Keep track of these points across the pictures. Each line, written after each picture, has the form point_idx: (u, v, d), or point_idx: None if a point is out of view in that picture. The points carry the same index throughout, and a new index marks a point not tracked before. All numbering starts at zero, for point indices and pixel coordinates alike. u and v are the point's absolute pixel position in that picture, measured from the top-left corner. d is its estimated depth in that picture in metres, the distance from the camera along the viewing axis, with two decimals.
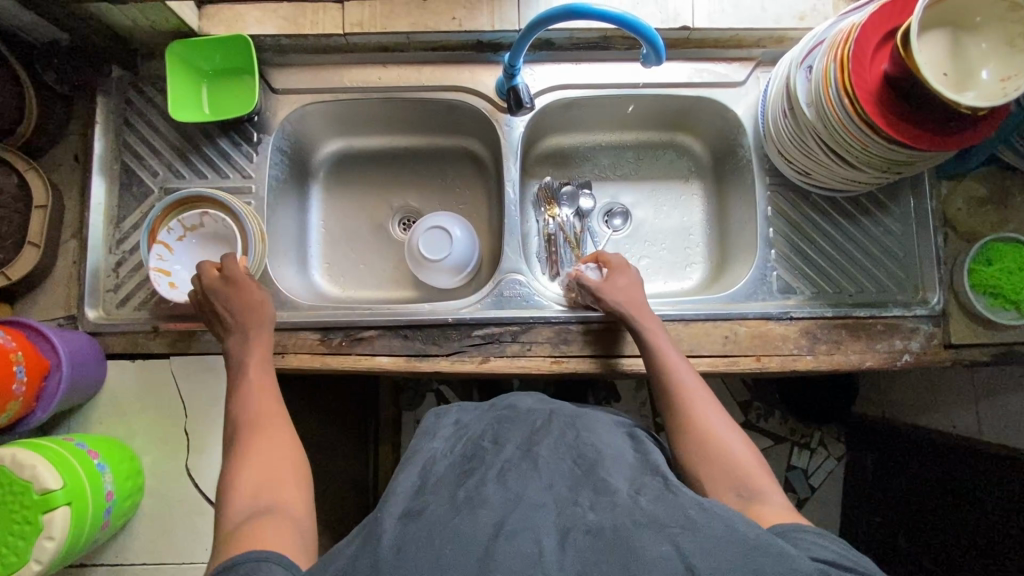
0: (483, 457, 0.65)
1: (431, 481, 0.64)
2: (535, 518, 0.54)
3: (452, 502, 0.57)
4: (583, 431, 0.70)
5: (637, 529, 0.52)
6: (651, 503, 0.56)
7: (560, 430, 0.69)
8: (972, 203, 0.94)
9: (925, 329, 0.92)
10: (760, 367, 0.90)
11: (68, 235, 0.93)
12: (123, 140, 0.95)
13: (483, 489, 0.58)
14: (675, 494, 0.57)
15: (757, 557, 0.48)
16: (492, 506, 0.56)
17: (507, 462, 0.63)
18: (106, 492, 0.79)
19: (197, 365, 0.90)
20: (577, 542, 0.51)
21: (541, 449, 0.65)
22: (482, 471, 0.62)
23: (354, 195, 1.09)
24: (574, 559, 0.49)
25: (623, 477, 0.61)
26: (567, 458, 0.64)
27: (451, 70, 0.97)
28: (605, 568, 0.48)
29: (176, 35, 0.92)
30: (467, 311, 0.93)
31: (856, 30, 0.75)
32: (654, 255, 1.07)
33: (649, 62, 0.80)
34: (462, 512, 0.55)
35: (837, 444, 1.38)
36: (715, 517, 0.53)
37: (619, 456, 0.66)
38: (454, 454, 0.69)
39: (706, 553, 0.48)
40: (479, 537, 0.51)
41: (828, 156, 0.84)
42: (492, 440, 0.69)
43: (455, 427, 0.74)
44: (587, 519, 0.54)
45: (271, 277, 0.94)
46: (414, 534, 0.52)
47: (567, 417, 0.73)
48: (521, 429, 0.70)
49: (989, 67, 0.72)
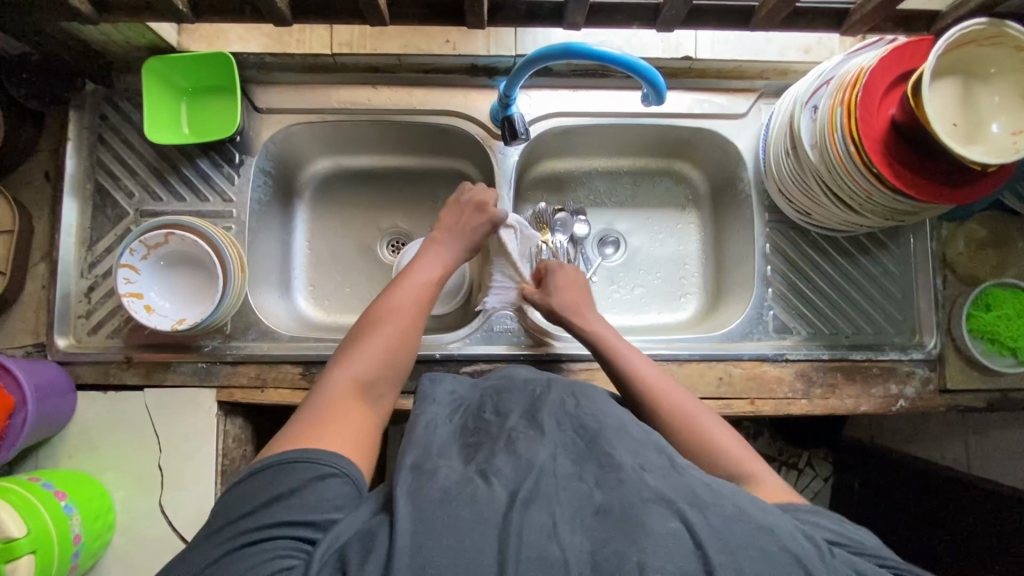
0: (490, 429, 0.61)
1: (435, 443, 0.58)
2: (548, 487, 0.50)
3: (462, 472, 0.53)
4: (584, 401, 0.64)
5: (644, 505, 0.48)
6: (659, 480, 0.51)
7: (561, 398, 0.64)
8: (972, 246, 0.92)
9: (921, 374, 0.91)
10: (754, 411, 0.89)
11: (38, 258, 0.88)
12: (96, 158, 0.91)
13: (493, 461, 0.54)
14: (681, 472, 0.52)
15: (764, 537, 0.46)
16: (505, 475, 0.52)
17: (514, 431, 0.58)
18: (74, 536, 0.75)
19: (172, 398, 0.86)
20: (587, 524, 0.47)
21: (546, 417, 0.60)
22: (489, 445, 0.58)
23: (340, 215, 1.04)
24: (584, 538, 0.46)
25: (629, 448, 0.55)
26: (569, 428, 0.59)
27: (444, 94, 0.94)
28: (615, 546, 0.45)
29: (154, 52, 0.88)
30: (454, 347, 0.89)
31: (866, 74, 0.72)
32: (649, 284, 1.04)
33: (649, 101, 0.78)
34: (473, 481, 0.51)
35: (825, 465, 1.29)
36: (722, 496, 0.50)
37: (624, 423, 0.60)
38: (456, 422, 0.64)
39: (714, 531, 0.46)
40: (491, 508, 0.48)
41: (829, 200, 0.82)
42: (493, 411, 0.64)
43: (452, 393, 0.69)
44: (595, 499, 0.49)
45: (252, 306, 0.91)
46: (428, 500, 0.48)
47: (565, 385, 0.67)
48: (521, 400, 0.65)
49: (999, 121, 0.70)
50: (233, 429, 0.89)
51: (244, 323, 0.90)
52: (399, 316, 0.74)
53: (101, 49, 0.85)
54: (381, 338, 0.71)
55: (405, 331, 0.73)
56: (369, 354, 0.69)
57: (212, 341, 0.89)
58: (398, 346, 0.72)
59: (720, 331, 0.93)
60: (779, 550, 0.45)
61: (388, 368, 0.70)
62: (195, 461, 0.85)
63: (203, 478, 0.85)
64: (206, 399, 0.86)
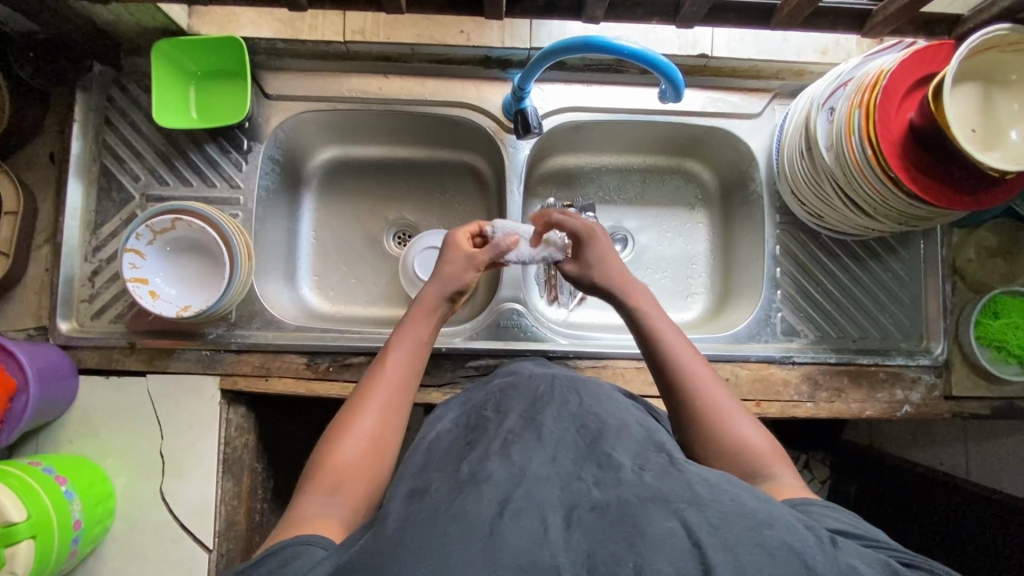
0: (486, 428, 0.62)
1: (436, 459, 0.59)
2: (540, 494, 0.49)
3: (457, 480, 0.52)
4: (587, 398, 0.66)
5: (641, 505, 0.46)
6: (657, 479, 0.50)
7: (564, 396, 0.66)
8: (983, 253, 0.91)
9: (927, 380, 0.90)
10: (760, 412, 0.88)
11: (41, 240, 0.87)
12: (103, 141, 0.89)
13: (486, 465, 0.54)
14: (681, 470, 0.51)
15: (763, 531, 0.43)
16: (495, 482, 0.51)
17: (510, 433, 0.59)
18: (74, 521, 0.74)
19: (177, 385, 0.85)
20: (583, 521, 0.46)
21: (545, 419, 0.61)
22: (484, 443, 0.58)
23: (347, 205, 1.03)
24: (580, 538, 0.45)
25: (629, 449, 0.56)
26: (571, 427, 0.60)
27: (456, 85, 0.93)
28: (612, 548, 0.43)
29: (163, 34, 0.87)
30: (461, 340, 0.89)
31: (886, 76, 0.71)
32: (656, 283, 1.03)
33: (666, 97, 0.77)
34: (465, 489, 0.50)
35: (822, 468, 1.28)
36: (720, 491, 0.48)
37: (626, 425, 0.61)
38: (459, 428, 0.65)
39: (713, 528, 0.43)
40: (482, 515, 0.46)
41: (841, 203, 0.81)
42: (494, 409, 0.66)
43: (461, 404, 0.70)
44: (593, 496, 0.49)
45: (258, 295, 0.90)
46: (416, 518, 0.47)
47: (568, 382, 0.70)
48: (523, 398, 0.66)
49: (1018, 128, 0.69)
50: (236, 418, 0.89)
51: (248, 312, 0.89)
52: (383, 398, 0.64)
53: (110, 30, 0.84)
54: (361, 428, 0.61)
55: (387, 417, 0.64)
56: (349, 447, 0.60)
57: (216, 329, 0.88)
58: (383, 432, 0.62)
59: (727, 332, 0.92)
60: (780, 546, 0.42)
61: (378, 454, 0.61)
62: (198, 448, 0.84)
63: (205, 467, 0.84)
64: (209, 387, 0.86)
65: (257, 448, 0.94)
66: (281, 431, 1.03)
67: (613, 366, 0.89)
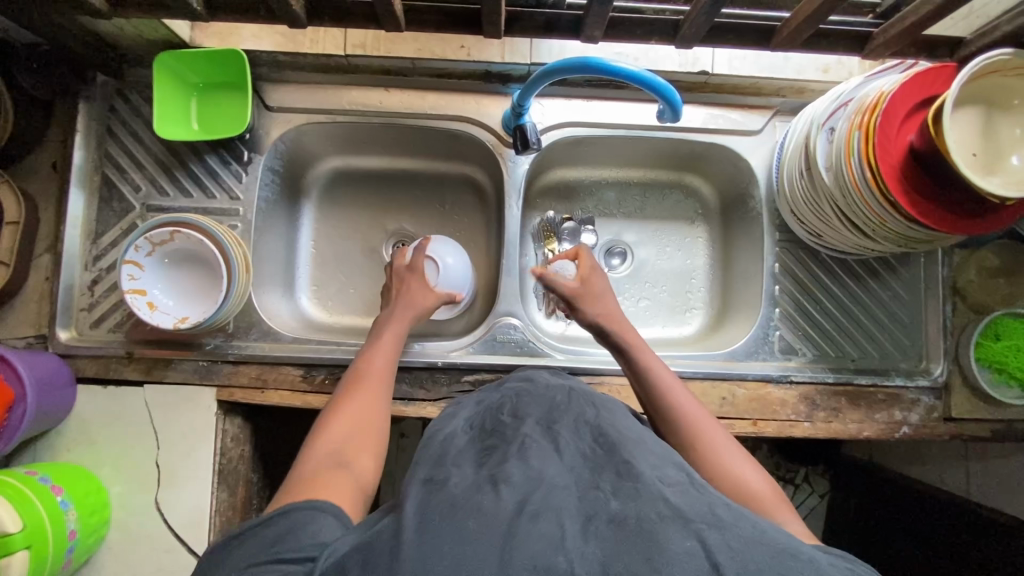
0: (504, 433, 0.60)
1: (451, 452, 0.58)
2: (559, 500, 0.49)
3: (474, 479, 0.52)
4: (604, 411, 0.64)
5: (661, 521, 0.45)
6: (677, 495, 0.49)
7: (581, 408, 0.64)
8: (983, 274, 0.91)
9: (926, 401, 0.90)
10: (756, 432, 0.88)
11: (42, 249, 0.88)
12: (105, 150, 0.90)
13: (505, 466, 0.53)
14: (701, 491, 0.50)
15: (786, 562, 0.43)
16: (514, 483, 0.50)
17: (527, 438, 0.57)
18: (68, 531, 0.75)
19: (173, 395, 0.86)
20: (599, 532, 0.45)
21: (561, 429, 0.60)
22: (502, 449, 0.57)
23: (347, 216, 1.04)
24: (596, 548, 0.44)
25: (649, 461, 0.54)
26: (588, 436, 0.59)
27: (457, 99, 0.93)
28: (627, 561, 0.43)
29: (166, 45, 0.88)
30: (456, 355, 0.89)
31: (886, 99, 0.70)
32: (654, 297, 1.03)
33: (665, 117, 0.77)
34: (483, 489, 0.49)
35: (821, 480, 1.29)
36: (743, 519, 0.47)
37: (643, 437, 0.59)
38: (473, 430, 0.64)
39: (732, 552, 0.43)
40: (502, 515, 0.46)
41: (841, 222, 0.81)
42: (510, 414, 0.65)
43: (475, 406, 0.70)
44: (611, 508, 0.48)
45: (255, 305, 0.90)
46: (437, 509, 0.47)
47: (586, 394, 0.68)
48: (540, 405, 0.65)
49: (1019, 153, 0.69)
50: (231, 429, 0.89)
51: (247, 322, 0.89)
52: (365, 389, 0.71)
53: (113, 41, 0.85)
54: (348, 411, 0.68)
55: (368, 401, 0.70)
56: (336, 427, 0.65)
57: (214, 340, 0.89)
58: (367, 417, 0.68)
59: (725, 350, 0.92)
60: None
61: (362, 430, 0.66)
62: (194, 459, 0.85)
63: (199, 478, 0.84)
64: (206, 397, 0.86)
65: (253, 458, 0.95)
66: (277, 439, 1.04)
67: (608, 382, 0.89)
